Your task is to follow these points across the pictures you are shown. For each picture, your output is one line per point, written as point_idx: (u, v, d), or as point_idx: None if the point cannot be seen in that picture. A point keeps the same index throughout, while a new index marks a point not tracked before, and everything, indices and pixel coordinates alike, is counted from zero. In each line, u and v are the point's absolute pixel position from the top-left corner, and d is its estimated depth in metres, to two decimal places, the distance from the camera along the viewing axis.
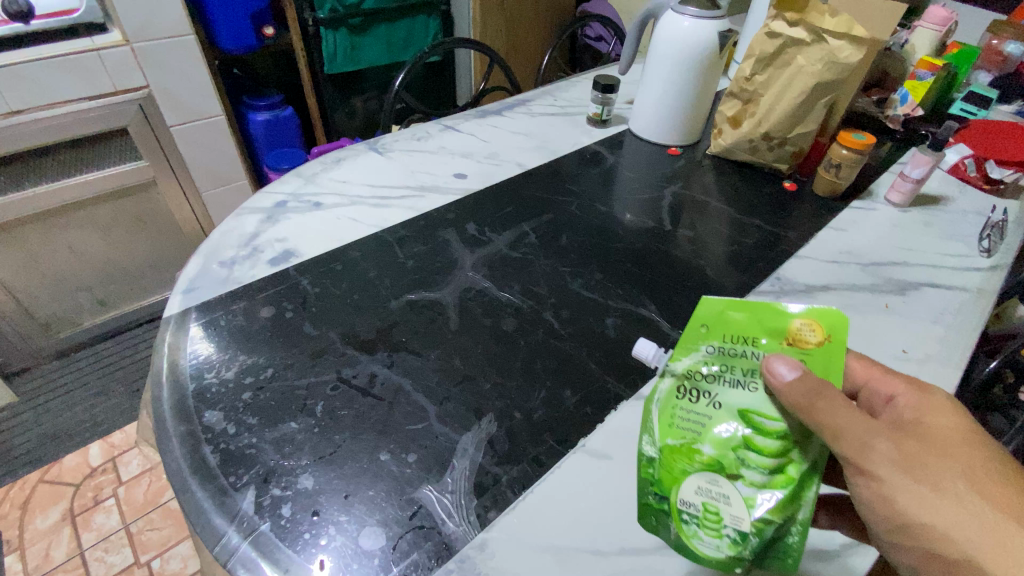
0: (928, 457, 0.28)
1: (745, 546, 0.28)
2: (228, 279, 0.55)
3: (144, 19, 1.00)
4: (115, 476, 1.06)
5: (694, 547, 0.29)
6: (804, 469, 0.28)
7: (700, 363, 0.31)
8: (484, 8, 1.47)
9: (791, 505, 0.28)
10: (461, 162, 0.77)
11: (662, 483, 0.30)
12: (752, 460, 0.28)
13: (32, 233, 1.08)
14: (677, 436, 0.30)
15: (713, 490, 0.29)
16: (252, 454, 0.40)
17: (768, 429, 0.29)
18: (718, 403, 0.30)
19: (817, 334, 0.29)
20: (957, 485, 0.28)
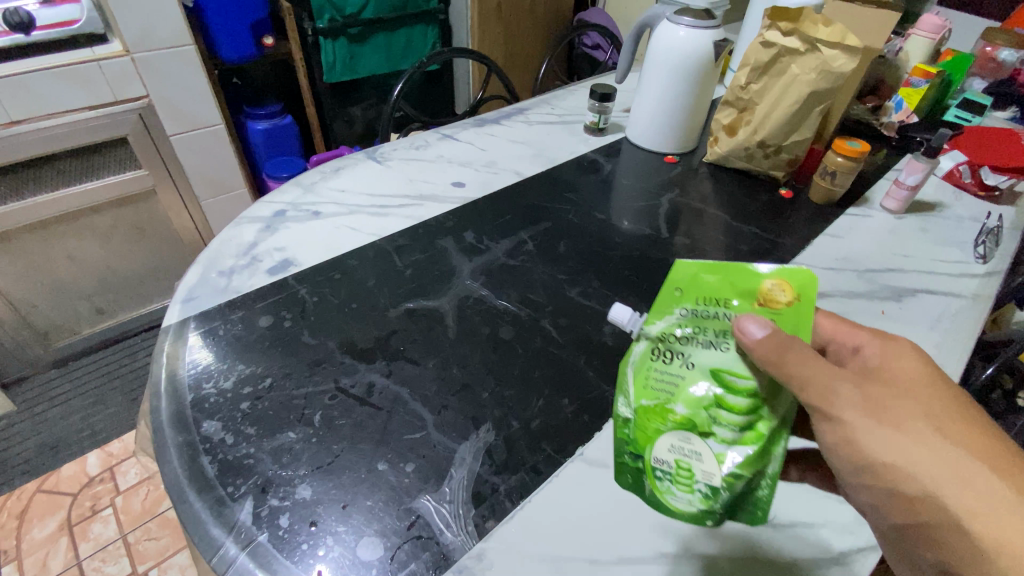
0: (890, 401, 0.30)
1: (716, 501, 0.29)
2: (227, 288, 0.55)
3: (145, 30, 1.01)
4: (113, 485, 1.06)
5: (667, 504, 0.30)
6: (773, 426, 0.30)
7: (675, 326, 0.33)
8: (482, 17, 1.48)
9: (760, 460, 0.30)
10: (460, 170, 0.77)
11: (637, 443, 0.31)
12: (723, 418, 0.29)
13: (31, 242, 1.08)
14: (652, 397, 0.31)
15: (686, 448, 0.30)
16: (250, 464, 0.40)
17: (739, 387, 0.30)
18: (691, 363, 0.31)
19: (786, 293, 0.32)
20: (917, 424, 0.29)
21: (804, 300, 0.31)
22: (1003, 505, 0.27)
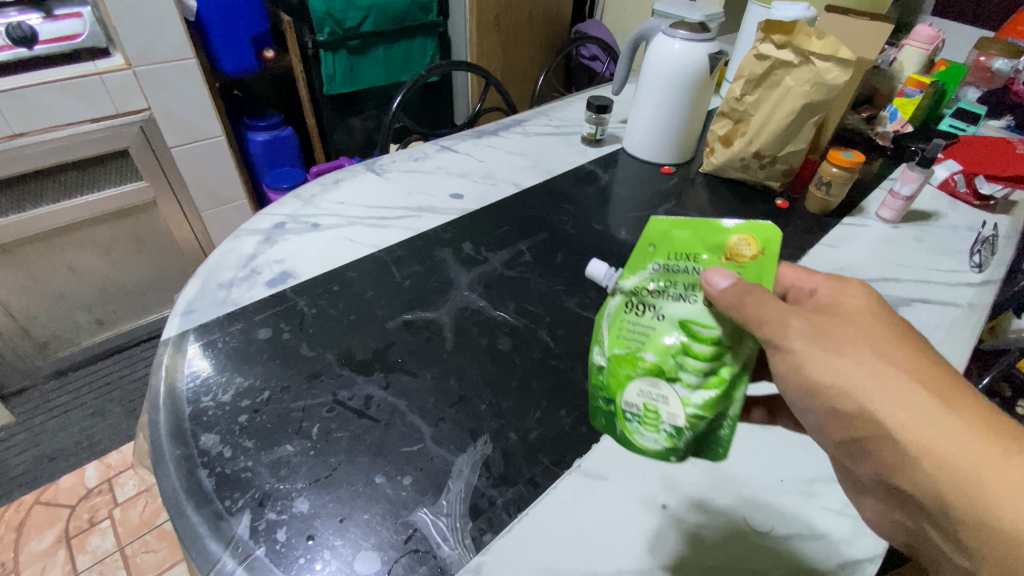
0: (834, 329, 0.31)
1: (679, 440, 0.30)
2: (226, 300, 0.56)
3: (147, 43, 1.02)
4: (111, 498, 1.06)
5: (634, 444, 0.31)
6: (735, 371, 0.30)
7: (648, 281, 0.34)
8: (480, 29, 1.50)
9: (723, 403, 0.30)
10: (458, 182, 0.78)
11: (609, 389, 0.33)
12: (689, 364, 0.30)
13: (32, 254, 1.08)
14: (623, 346, 0.32)
15: (653, 392, 0.31)
16: (248, 478, 0.40)
17: (704, 336, 0.30)
18: (662, 315, 0.32)
19: (752, 247, 0.33)
20: (858, 348, 0.30)
21: (768, 253, 0.33)
22: (934, 416, 0.28)
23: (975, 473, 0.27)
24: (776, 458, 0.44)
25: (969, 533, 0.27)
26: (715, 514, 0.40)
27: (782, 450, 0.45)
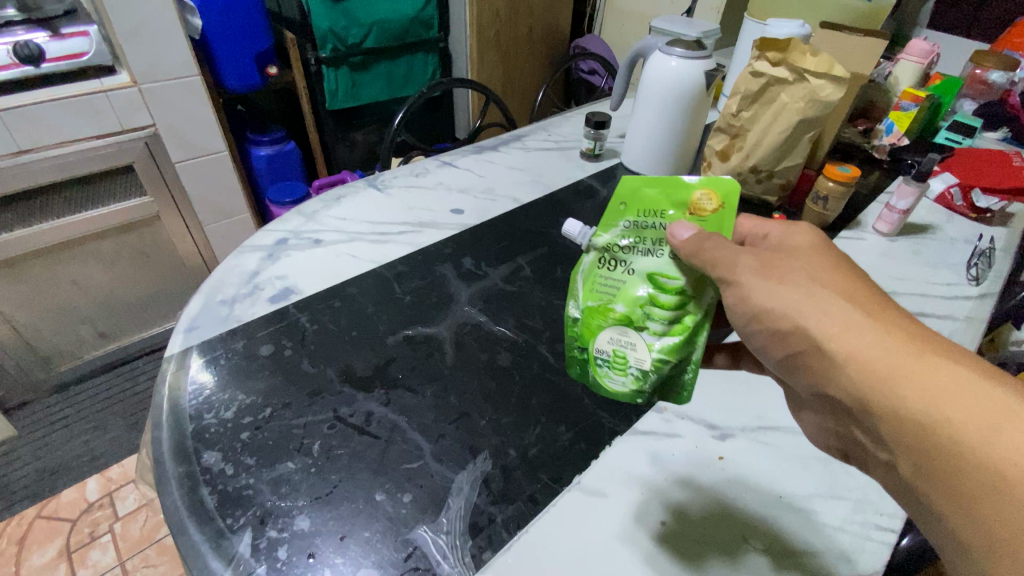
0: (778, 262, 0.34)
1: (646, 380, 0.35)
2: (229, 316, 0.56)
3: (152, 62, 1.04)
4: (112, 512, 1.06)
5: (606, 385, 0.37)
6: (696, 318, 0.35)
7: (618, 238, 0.38)
8: (481, 45, 1.52)
9: (685, 347, 0.35)
10: (458, 197, 0.79)
11: (584, 337, 0.38)
12: (655, 314, 0.35)
13: (36, 268, 1.10)
14: (596, 299, 0.37)
15: (623, 340, 0.36)
16: (249, 495, 0.40)
17: (668, 287, 0.35)
18: (632, 270, 0.37)
19: (713, 202, 0.36)
20: (797, 277, 0.33)
21: (727, 206, 0.36)
22: (858, 326, 0.31)
23: (893, 372, 0.29)
24: (773, 472, 0.44)
25: (889, 428, 0.30)
26: (703, 508, 0.41)
27: (779, 464, 0.45)
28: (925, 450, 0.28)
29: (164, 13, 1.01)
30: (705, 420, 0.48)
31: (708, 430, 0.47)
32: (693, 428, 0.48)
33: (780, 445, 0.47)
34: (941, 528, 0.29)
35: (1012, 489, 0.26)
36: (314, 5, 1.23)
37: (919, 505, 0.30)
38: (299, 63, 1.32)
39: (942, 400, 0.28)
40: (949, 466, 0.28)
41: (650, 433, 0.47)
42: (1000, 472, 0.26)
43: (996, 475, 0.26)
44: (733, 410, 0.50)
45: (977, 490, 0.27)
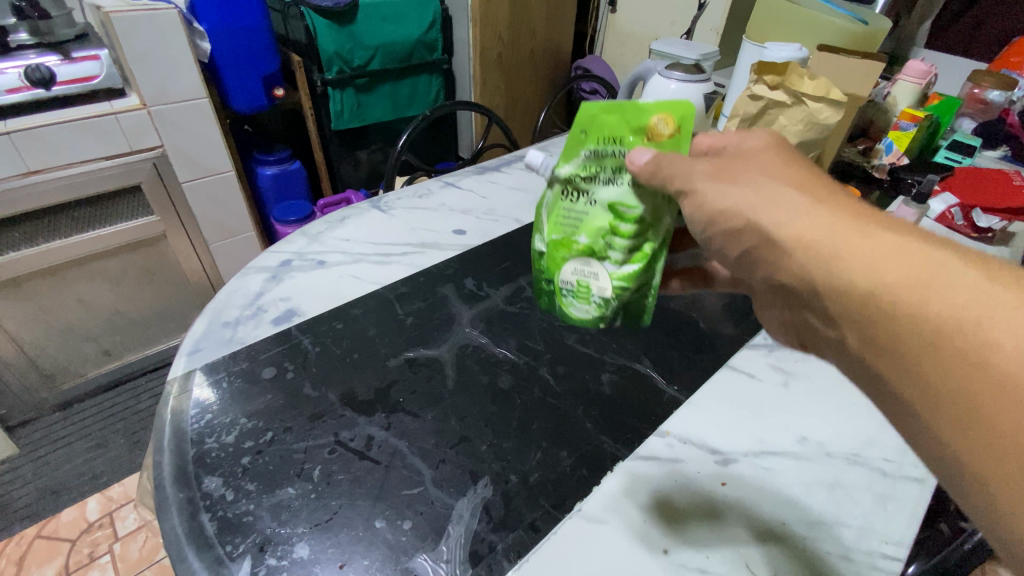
0: (733, 167, 0.35)
1: (607, 307, 0.42)
2: (232, 339, 0.57)
3: (161, 85, 1.06)
4: (111, 531, 1.05)
5: (574, 308, 0.43)
6: (654, 247, 0.40)
7: (580, 167, 0.41)
8: (483, 66, 1.55)
9: (642, 275, 0.41)
10: (461, 218, 0.79)
11: (551, 270, 0.43)
12: (617, 245, 0.40)
13: (43, 286, 1.11)
14: (561, 232, 0.41)
15: (587, 271, 0.41)
16: (249, 522, 0.40)
17: (629, 217, 0.39)
18: (594, 200, 0.40)
19: (669, 126, 0.38)
20: (748, 174, 0.34)
21: (683, 130, 0.38)
22: (802, 209, 0.30)
23: (836, 247, 0.28)
24: (776, 497, 0.44)
25: (834, 304, 0.29)
26: (689, 502, 0.43)
27: (783, 492, 0.44)
28: (869, 322, 0.27)
29: (174, 38, 1.03)
30: (707, 445, 0.48)
31: (710, 455, 0.47)
32: (696, 450, 0.47)
33: (786, 473, 0.46)
34: (896, 401, 0.27)
35: (955, 342, 0.24)
36: (321, 29, 1.26)
37: (875, 384, 0.28)
38: (305, 84, 1.34)
39: (881, 267, 0.26)
40: (894, 335, 0.26)
41: (651, 458, 0.46)
42: (943, 331, 0.24)
43: (938, 335, 0.24)
44: (735, 433, 0.49)
45: (917, 347, 0.25)
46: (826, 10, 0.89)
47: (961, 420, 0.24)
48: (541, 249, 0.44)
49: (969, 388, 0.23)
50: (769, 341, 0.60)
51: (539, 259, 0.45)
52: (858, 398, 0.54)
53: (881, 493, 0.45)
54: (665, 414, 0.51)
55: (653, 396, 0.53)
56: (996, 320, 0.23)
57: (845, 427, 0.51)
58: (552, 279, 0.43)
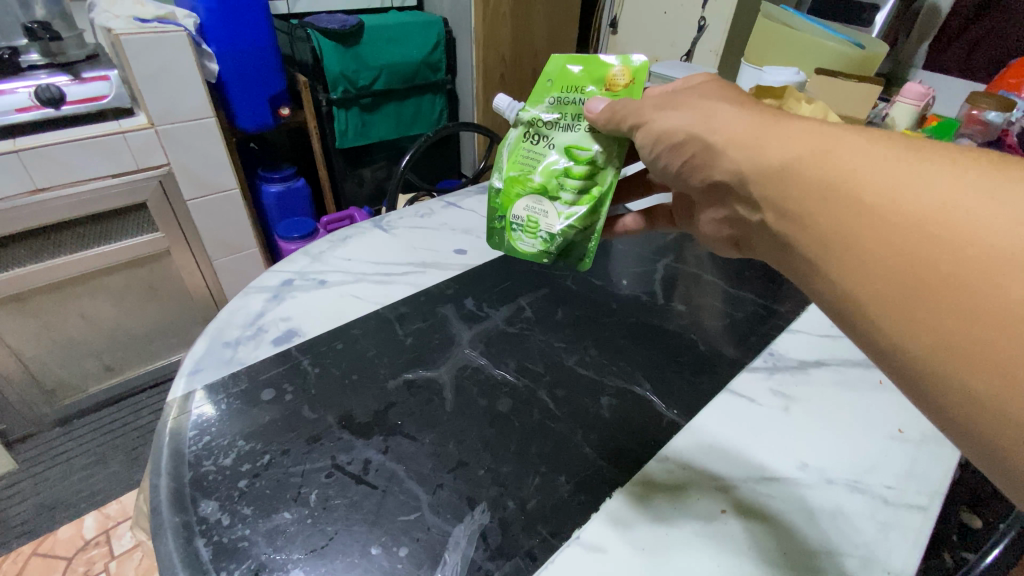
0: (681, 97, 0.41)
1: (551, 242, 0.52)
2: (232, 359, 0.57)
3: (169, 105, 1.08)
4: (107, 550, 1.04)
5: (523, 240, 0.54)
6: (598, 192, 0.50)
7: (544, 115, 0.52)
8: (486, 86, 1.57)
9: (588, 218, 0.51)
10: (462, 237, 0.80)
11: (507, 204, 0.54)
12: (566, 186, 0.51)
13: (46, 302, 1.12)
14: (520, 171, 0.53)
15: (538, 208, 0.52)
16: (244, 547, 0.40)
17: (579, 161, 0.50)
18: (552, 145, 0.52)
19: (625, 77, 0.49)
20: (689, 98, 0.41)
21: (635, 81, 0.48)
22: (733, 117, 0.36)
23: (757, 139, 0.33)
24: (781, 529, 0.43)
25: (755, 184, 0.33)
26: (667, 478, 0.47)
27: (788, 522, 0.44)
28: (779, 191, 0.31)
29: (182, 58, 1.05)
30: (707, 472, 0.47)
31: (712, 484, 0.47)
32: (702, 477, 0.47)
33: (795, 506, 0.45)
34: (804, 267, 0.30)
35: (839, 190, 0.27)
36: (327, 50, 1.29)
37: (790, 258, 0.32)
38: (310, 104, 1.36)
39: (789, 146, 0.31)
40: (795, 196, 0.30)
41: (652, 485, 0.46)
42: (829, 182, 0.28)
43: (826, 185, 0.28)
44: (738, 460, 0.49)
45: (810, 201, 0.29)
46: (824, 34, 0.90)
47: (841, 253, 0.27)
48: (500, 186, 0.54)
49: (848, 225, 0.27)
50: (769, 363, 0.60)
51: (496, 196, 0.54)
52: (860, 422, 0.53)
53: (884, 522, 0.44)
54: (665, 440, 0.50)
55: (653, 420, 0.52)
56: (866, 164, 0.27)
57: (846, 453, 0.50)
58: (507, 213, 0.54)
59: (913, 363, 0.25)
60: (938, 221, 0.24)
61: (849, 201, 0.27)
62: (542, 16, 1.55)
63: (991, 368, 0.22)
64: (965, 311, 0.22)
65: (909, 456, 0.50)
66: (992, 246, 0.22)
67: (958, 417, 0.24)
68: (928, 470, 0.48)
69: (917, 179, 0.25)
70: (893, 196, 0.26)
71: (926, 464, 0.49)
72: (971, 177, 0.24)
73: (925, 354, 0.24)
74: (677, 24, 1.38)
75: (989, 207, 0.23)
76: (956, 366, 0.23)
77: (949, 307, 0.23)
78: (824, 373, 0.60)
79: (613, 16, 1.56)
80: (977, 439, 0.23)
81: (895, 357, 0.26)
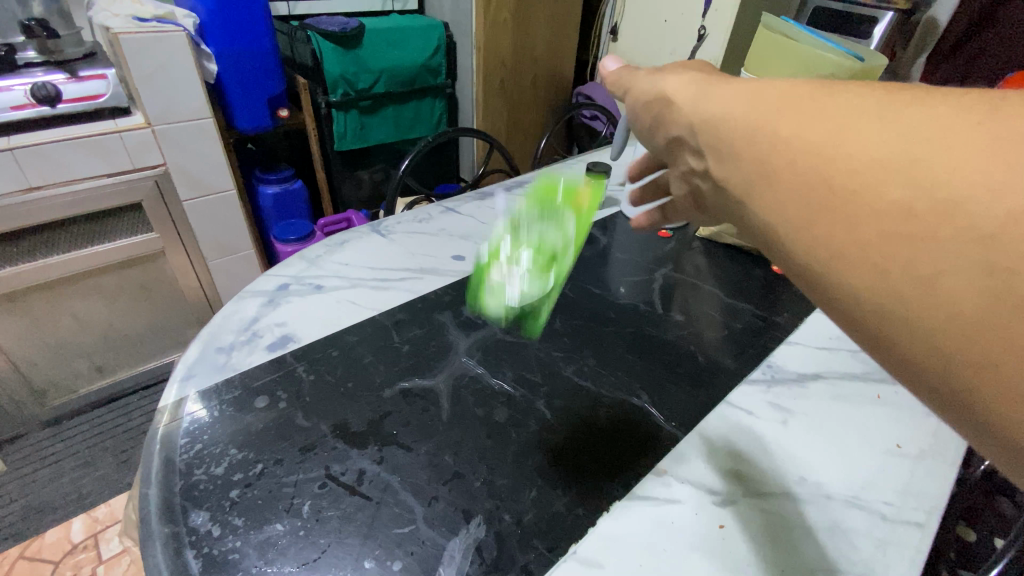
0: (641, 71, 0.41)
1: None
2: (226, 365, 0.56)
3: (167, 105, 1.07)
4: (95, 554, 1.02)
5: None
6: None
7: None
8: (486, 90, 1.57)
9: None
10: (461, 243, 0.79)
11: None
12: None
13: (38, 302, 1.11)
14: None
15: None
16: (235, 560, 0.39)
17: None
18: None
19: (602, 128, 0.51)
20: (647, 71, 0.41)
21: None
22: (683, 76, 0.36)
23: (697, 93, 0.33)
24: (781, 536, 0.44)
25: (702, 134, 0.32)
26: (672, 462, 0.49)
27: (790, 526, 0.44)
28: (712, 134, 0.31)
29: (183, 58, 1.05)
30: (704, 483, 0.47)
31: (706, 494, 0.46)
32: (699, 478, 0.48)
33: (796, 520, 0.45)
34: (732, 205, 0.30)
35: (759, 127, 0.27)
36: (327, 51, 1.28)
37: (722, 203, 0.31)
38: (308, 106, 1.35)
39: (724, 95, 0.31)
40: (724, 139, 0.30)
41: (649, 498, 0.46)
42: (749, 120, 0.28)
43: (747, 123, 0.28)
44: (739, 467, 0.49)
45: (734, 143, 0.29)
46: (822, 45, 0.90)
47: (759, 184, 0.27)
48: None
49: (764, 157, 0.27)
50: (768, 375, 0.60)
51: None
52: (859, 436, 0.53)
53: (882, 538, 0.44)
54: (656, 453, 0.50)
55: (652, 432, 0.52)
56: (778, 104, 0.27)
57: (844, 470, 0.50)
58: None
59: (811, 273, 0.25)
60: (832, 141, 0.24)
61: (761, 134, 0.27)
62: (542, 22, 1.56)
63: (871, 267, 0.22)
64: (852, 219, 0.23)
65: (905, 470, 0.50)
66: (875, 157, 0.22)
67: (852, 319, 0.24)
68: (924, 487, 0.48)
69: (821, 107, 0.25)
70: (800, 122, 0.26)
71: (924, 478, 0.49)
72: (864, 99, 0.24)
73: (821, 263, 0.24)
74: (677, 33, 1.39)
75: (876, 123, 0.23)
76: (846, 269, 0.23)
77: (838, 216, 0.23)
78: (821, 386, 0.59)
79: (614, 23, 1.58)
80: (883, 340, 0.23)
81: (795, 268, 0.25)
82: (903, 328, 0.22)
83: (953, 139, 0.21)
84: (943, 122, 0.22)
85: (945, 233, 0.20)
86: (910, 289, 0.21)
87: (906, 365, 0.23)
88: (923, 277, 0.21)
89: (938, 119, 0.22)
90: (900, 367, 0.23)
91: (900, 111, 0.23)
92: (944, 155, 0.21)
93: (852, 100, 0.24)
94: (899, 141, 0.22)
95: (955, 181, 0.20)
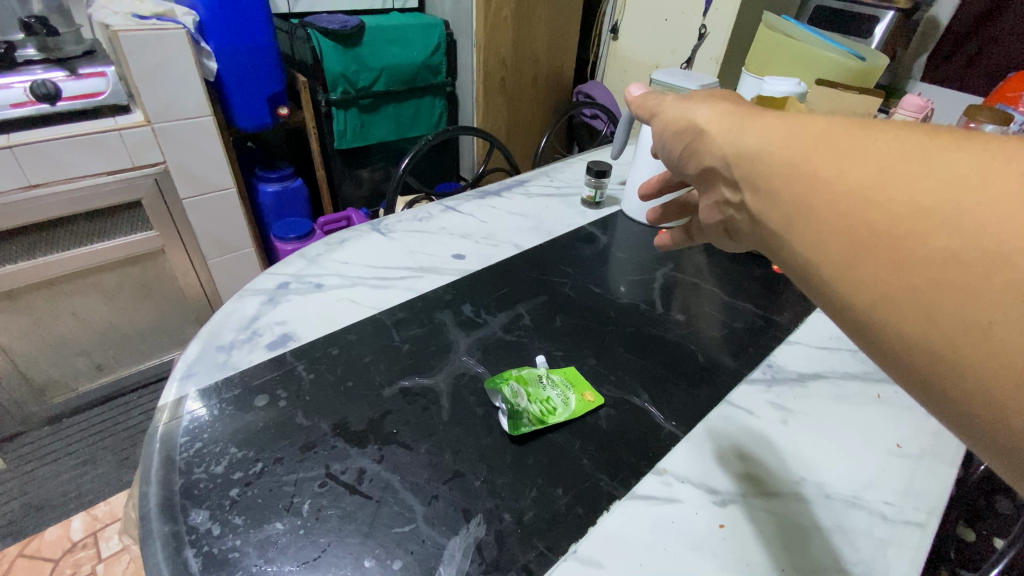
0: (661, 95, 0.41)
1: None
2: (225, 364, 0.56)
3: (167, 102, 1.07)
4: (95, 552, 1.02)
5: None
6: None
7: None
8: (486, 88, 1.57)
9: None
10: (460, 242, 0.79)
11: None
12: None
13: (38, 300, 1.10)
14: None
15: None
16: (236, 558, 0.39)
17: None
18: None
19: None
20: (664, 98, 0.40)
21: None
22: (705, 103, 0.35)
23: (721, 116, 0.33)
24: (795, 544, 0.43)
25: (735, 166, 0.31)
26: (683, 471, 0.48)
27: (802, 531, 0.44)
28: (738, 164, 0.30)
29: (183, 56, 1.04)
30: (705, 484, 0.47)
31: (709, 497, 0.46)
32: (704, 481, 0.48)
33: (807, 525, 0.44)
34: (765, 238, 0.29)
35: (794, 163, 0.27)
36: (327, 50, 1.28)
37: (754, 233, 0.31)
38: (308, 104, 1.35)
39: (753, 125, 0.30)
40: (755, 173, 0.29)
41: (650, 497, 0.46)
42: (782, 154, 0.28)
43: (779, 158, 0.28)
44: (752, 479, 0.48)
45: (767, 176, 0.28)
46: (820, 43, 0.90)
47: (796, 222, 0.26)
48: None
49: (801, 195, 0.26)
50: (768, 375, 0.60)
51: None
52: (860, 437, 0.53)
53: (883, 538, 0.44)
54: (659, 455, 0.50)
55: (652, 431, 0.52)
56: (814, 138, 0.27)
57: (845, 469, 0.50)
58: None
59: (853, 313, 0.24)
60: (875, 184, 0.24)
61: (798, 171, 0.27)
62: (542, 20, 1.55)
63: (918, 312, 0.22)
64: (899, 264, 0.22)
65: (906, 470, 0.50)
66: (920, 206, 0.22)
67: (901, 362, 0.23)
68: (925, 487, 0.48)
69: (859, 149, 0.25)
70: (839, 162, 0.25)
71: (923, 478, 0.49)
72: (904, 145, 0.24)
73: (865, 306, 0.24)
74: (677, 31, 1.39)
75: (919, 167, 0.23)
76: (895, 313, 0.23)
77: (883, 261, 0.23)
78: (822, 386, 0.59)
79: (614, 21, 1.58)
80: (928, 383, 0.23)
81: (837, 306, 0.25)
82: (950, 373, 0.22)
83: (999, 191, 0.21)
84: (988, 170, 0.21)
85: (993, 283, 0.20)
86: (959, 336, 0.21)
87: (954, 408, 0.22)
88: (972, 325, 0.21)
89: (984, 166, 0.21)
90: (948, 411, 0.23)
91: (942, 155, 0.23)
92: (989, 205, 0.20)
93: (891, 143, 0.24)
94: (945, 186, 0.22)
95: (1002, 230, 0.20)
